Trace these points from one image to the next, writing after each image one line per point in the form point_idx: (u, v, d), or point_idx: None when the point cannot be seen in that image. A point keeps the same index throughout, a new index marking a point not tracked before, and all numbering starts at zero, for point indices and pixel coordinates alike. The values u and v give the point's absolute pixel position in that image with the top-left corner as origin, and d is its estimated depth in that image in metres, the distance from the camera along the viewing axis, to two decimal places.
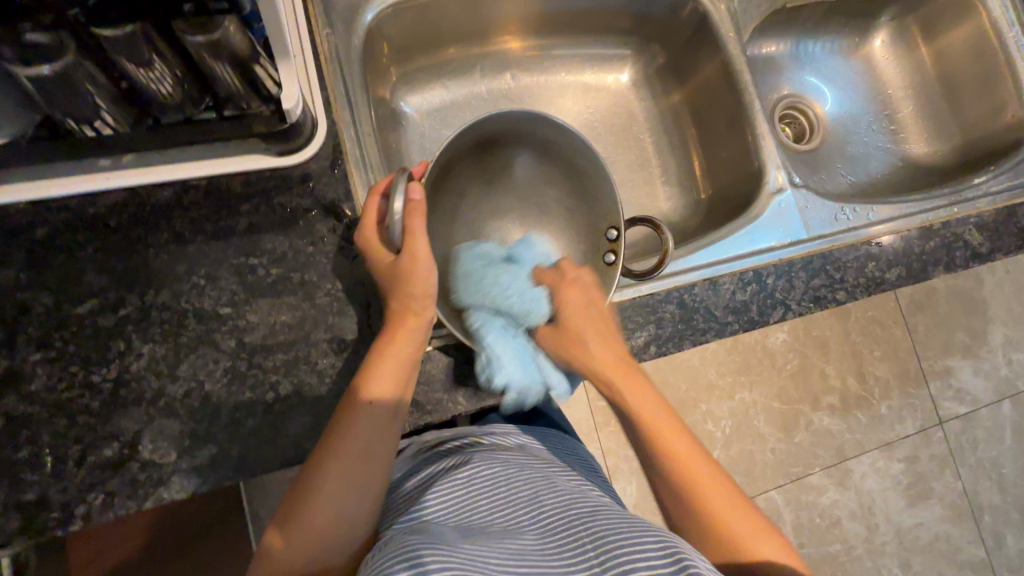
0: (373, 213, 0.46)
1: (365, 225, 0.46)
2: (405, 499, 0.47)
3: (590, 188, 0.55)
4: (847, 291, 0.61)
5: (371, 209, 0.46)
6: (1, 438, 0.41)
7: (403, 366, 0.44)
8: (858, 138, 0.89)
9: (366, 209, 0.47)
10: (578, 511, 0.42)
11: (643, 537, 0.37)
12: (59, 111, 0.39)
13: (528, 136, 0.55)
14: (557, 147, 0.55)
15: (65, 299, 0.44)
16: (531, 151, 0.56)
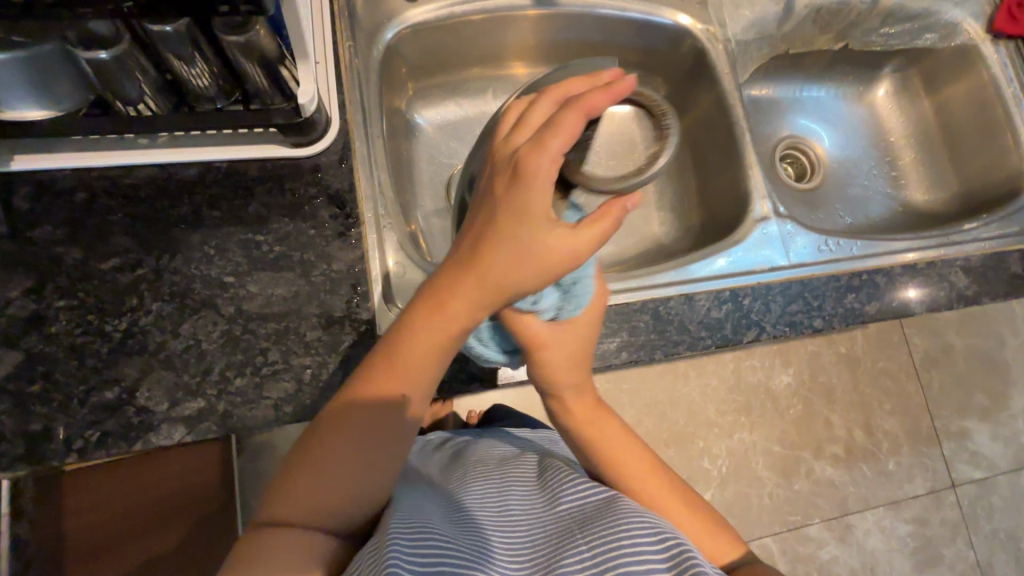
0: (570, 129, 0.38)
1: (561, 142, 0.38)
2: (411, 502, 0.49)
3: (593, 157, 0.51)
4: (824, 319, 0.63)
5: (571, 126, 0.38)
6: (21, 371, 0.46)
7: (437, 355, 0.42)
8: (858, 181, 0.91)
9: (568, 122, 0.38)
10: (570, 498, 0.45)
11: (647, 540, 0.38)
12: (109, 93, 0.46)
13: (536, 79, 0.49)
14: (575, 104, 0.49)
15: (91, 256, 0.50)
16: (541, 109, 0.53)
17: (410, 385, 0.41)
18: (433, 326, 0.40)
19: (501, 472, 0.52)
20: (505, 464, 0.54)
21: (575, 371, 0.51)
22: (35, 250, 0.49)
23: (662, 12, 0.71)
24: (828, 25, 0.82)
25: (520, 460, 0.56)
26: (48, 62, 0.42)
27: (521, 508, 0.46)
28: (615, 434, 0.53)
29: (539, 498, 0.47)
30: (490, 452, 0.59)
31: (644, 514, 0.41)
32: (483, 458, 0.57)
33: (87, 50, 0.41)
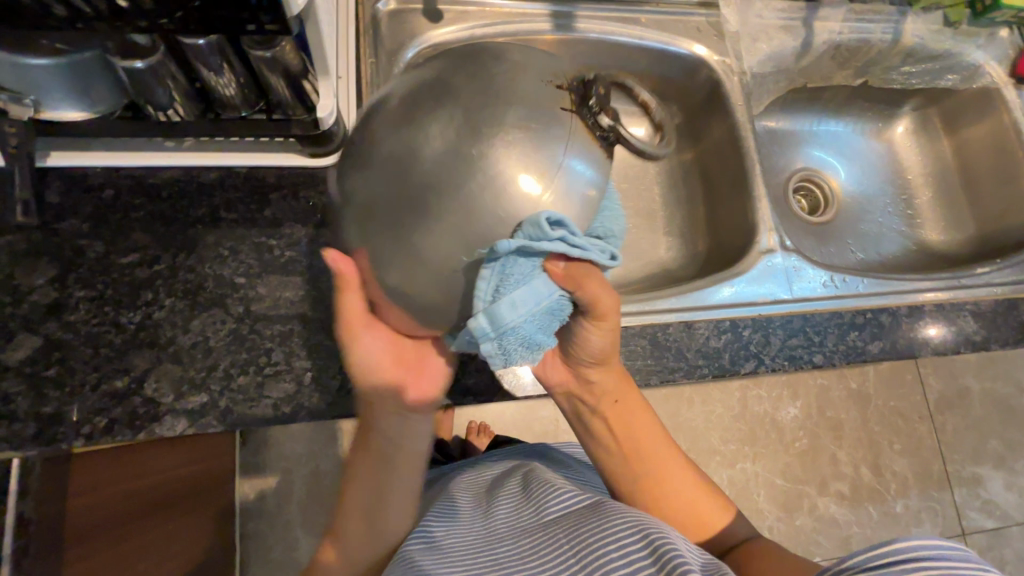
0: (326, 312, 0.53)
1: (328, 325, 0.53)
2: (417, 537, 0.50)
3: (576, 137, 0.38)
4: (824, 355, 0.62)
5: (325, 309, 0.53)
6: (38, 355, 0.48)
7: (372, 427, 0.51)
8: (872, 217, 0.89)
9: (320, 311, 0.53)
10: (555, 509, 0.45)
11: (628, 538, 0.38)
12: (143, 98, 0.49)
13: (467, 62, 0.39)
14: (535, 83, 0.38)
15: (113, 250, 0.52)
16: (468, 69, 0.39)
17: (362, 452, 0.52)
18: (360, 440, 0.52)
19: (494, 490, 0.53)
20: (495, 485, 0.55)
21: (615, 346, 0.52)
22: (62, 241, 0.52)
23: (679, 43, 0.73)
24: (847, 61, 0.82)
25: (512, 473, 0.56)
26: (88, 68, 0.46)
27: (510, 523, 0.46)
28: (645, 423, 0.54)
29: (526, 508, 0.47)
30: (482, 472, 0.59)
31: (626, 512, 0.41)
32: (477, 481, 0.57)
33: (125, 59, 0.44)
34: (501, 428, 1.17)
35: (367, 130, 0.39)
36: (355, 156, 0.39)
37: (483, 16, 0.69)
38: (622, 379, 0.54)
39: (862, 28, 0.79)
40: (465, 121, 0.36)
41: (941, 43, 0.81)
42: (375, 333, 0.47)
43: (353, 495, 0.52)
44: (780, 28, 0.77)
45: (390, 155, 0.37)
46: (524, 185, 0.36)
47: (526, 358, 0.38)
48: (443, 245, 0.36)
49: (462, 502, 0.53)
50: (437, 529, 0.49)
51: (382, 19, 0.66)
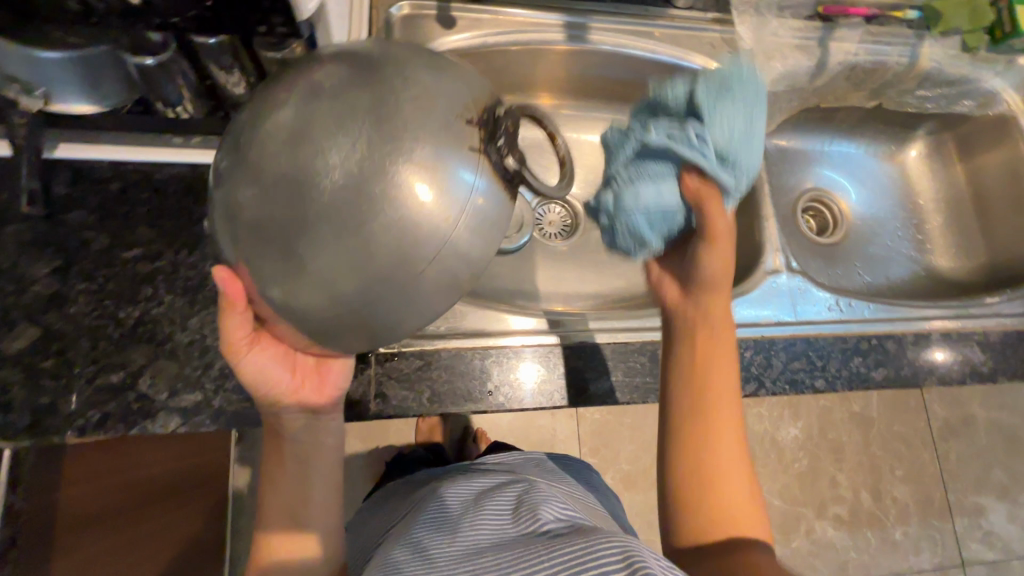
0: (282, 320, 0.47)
1: None
2: (400, 542, 0.50)
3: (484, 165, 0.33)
4: (827, 380, 0.61)
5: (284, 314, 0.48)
6: (36, 346, 0.48)
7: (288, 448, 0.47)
8: (881, 240, 0.88)
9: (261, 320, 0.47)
10: (539, 526, 0.44)
11: (606, 555, 0.37)
12: (152, 94, 0.49)
13: (364, 73, 0.32)
14: (438, 113, 0.32)
15: (116, 245, 0.52)
16: (363, 81, 0.32)
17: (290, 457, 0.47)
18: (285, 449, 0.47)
19: (483, 496, 0.52)
20: (488, 489, 0.54)
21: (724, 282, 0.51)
22: (65, 233, 0.52)
23: (693, 58, 0.72)
24: (862, 83, 0.81)
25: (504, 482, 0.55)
26: (97, 61, 0.45)
27: (491, 538, 0.45)
28: (727, 416, 0.48)
29: (509, 520, 0.46)
30: (472, 478, 0.57)
31: (610, 535, 0.40)
32: (461, 485, 0.55)
33: (136, 55, 0.43)
34: (497, 434, 1.17)
35: (239, 160, 0.31)
36: (228, 195, 0.32)
37: (497, 23, 0.68)
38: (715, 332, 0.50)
39: (879, 51, 0.78)
40: (363, 163, 0.30)
41: (959, 68, 0.80)
42: (270, 348, 0.43)
43: (293, 500, 0.47)
44: (795, 48, 0.76)
45: (272, 202, 0.30)
46: (415, 194, 0.31)
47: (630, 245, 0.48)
48: (342, 283, 0.31)
49: (451, 510, 0.51)
50: (422, 540, 0.48)
51: (395, 23, 0.66)
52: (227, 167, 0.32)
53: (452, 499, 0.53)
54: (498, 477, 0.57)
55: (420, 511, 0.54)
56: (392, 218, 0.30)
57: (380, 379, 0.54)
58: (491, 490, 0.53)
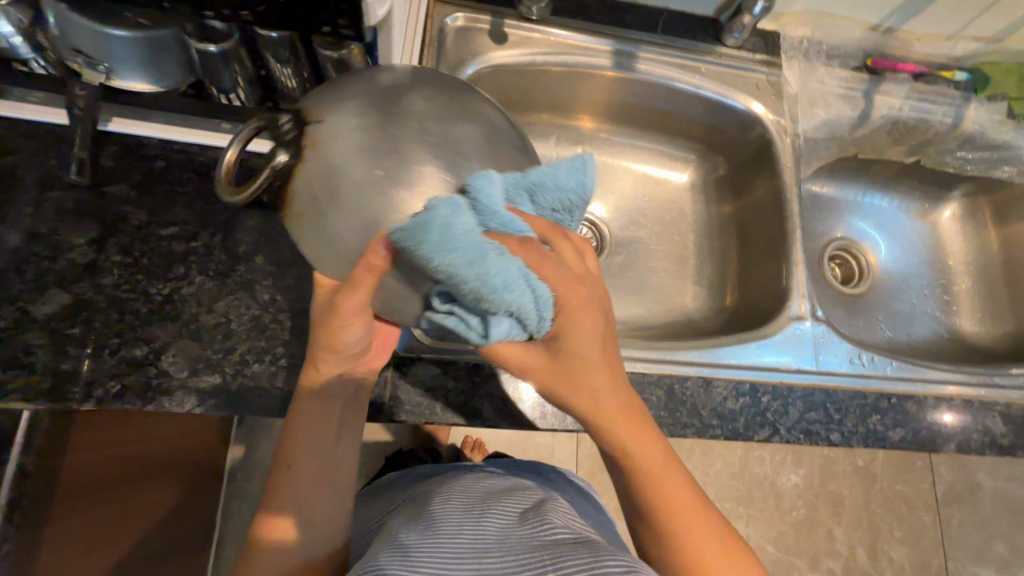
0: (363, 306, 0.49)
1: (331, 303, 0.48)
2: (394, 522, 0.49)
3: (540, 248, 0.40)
4: (842, 435, 0.60)
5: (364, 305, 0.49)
6: (65, 312, 0.49)
7: (307, 433, 0.47)
8: (907, 297, 0.87)
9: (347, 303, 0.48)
10: (542, 527, 0.43)
11: (605, 563, 0.36)
12: (208, 79, 0.51)
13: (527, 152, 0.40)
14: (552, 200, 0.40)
15: (155, 221, 0.53)
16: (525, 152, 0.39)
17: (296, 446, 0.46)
18: (300, 430, 0.46)
19: (485, 495, 0.51)
20: (493, 490, 0.52)
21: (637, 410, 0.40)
22: (107, 204, 0.53)
23: (737, 97, 0.73)
24: (902, 138, 0.81)
25: (510, 486, 0.54)
26: (163, 43, 0.46)
27: (489, 529, 0.44)
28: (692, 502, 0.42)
29: (510, 518, 0.45)
30: (480, 478, 0.57)
31: (613, 552, 0.38)
32: (467, 484, 0.54)
33: (199, 42, 0.45)
34: (496, 445, 1.16)
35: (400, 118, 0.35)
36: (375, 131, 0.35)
37: (547, 43, 0.69)
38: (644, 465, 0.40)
39: (924, 108, 0.78)
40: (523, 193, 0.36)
41: (1003, 133, 0.79)
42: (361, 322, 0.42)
43: (289, 484, 0.46)
44: (839, 97, 0.76)
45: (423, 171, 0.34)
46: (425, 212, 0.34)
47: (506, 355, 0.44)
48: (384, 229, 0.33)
49: (452, 504, 0.49)
50: (418, 522, 0.47)
51: (448, 31, 0.67)
52: (381, 107, 0.36)
53: (451, 492, 0.52)
54: (504, 481, 0.55)
55: (421, 501, 0.53)
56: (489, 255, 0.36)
57: (395, 383, 0.54)
58: (493, 491, 0.52)
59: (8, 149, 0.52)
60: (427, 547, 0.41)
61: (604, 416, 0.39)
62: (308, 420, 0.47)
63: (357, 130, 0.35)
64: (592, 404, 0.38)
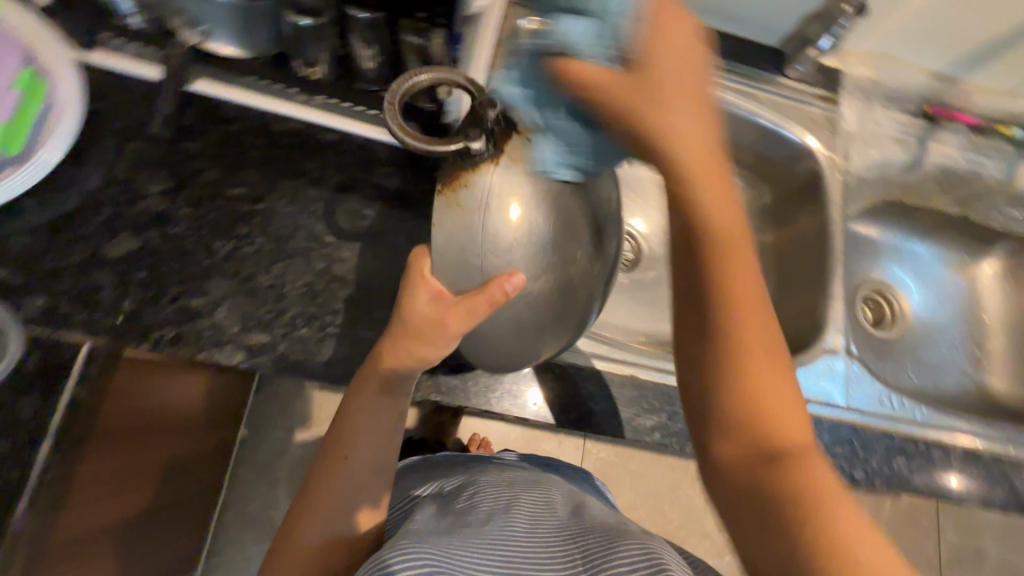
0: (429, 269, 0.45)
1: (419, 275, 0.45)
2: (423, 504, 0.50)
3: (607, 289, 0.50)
4: (866, 473, 0.60)
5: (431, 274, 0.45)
6: (134, 256, 0.51)
7: (360, 428, 0.49)
8: (937, 347, 0.87)
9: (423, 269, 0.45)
10: (568, 523, 0.45)
11: (632, 555, 0.37)
12: (294, 52, 0.52)
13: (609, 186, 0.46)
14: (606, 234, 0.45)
15: (225, 180, 0.55)
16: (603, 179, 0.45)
17: (349, 441, 0.49)
18: (355, 424, 0.49)
19: (510, 481, 0.52)
20: (520, 479, 0.54)
21: (716, 178, 0.35)
22: (183, 159, 0.55)
23: (793, 128, 0.73)
24: (951, 189, 0.81)
25: (536, 478, 0.55)
26: (260, 13, 0.49)
27: (517, 510, 0.45)
28: (770, 360, 0.36)
29: (536, 507, 0.47)
30: (506, 468, 0.58)
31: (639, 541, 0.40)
32: (496, 473, 0.55)
33: (296, 16, 0.47)
34: (502, 446, 1.16)
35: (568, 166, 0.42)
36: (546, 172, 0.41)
37: None
38: (700, 270, 0.35)
39: (978, 161, 0.78)
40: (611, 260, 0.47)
41: None
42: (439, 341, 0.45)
43: (332, 467, 0.48)
44: (894, 140, 0.76)
45: (570, 218, 0.42)
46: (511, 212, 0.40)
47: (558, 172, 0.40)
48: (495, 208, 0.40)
49: (481, 485, 0.51)
50: (446, 503, 0.48)
51: None
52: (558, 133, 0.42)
53: (478, 478, 0.54)
54: (530, 473, 0.56)
55: (448, 484, 0.54)
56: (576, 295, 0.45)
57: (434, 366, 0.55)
58: (520, 479, 0.53)
59: (100, 96, 0.54)
60: (454, 536, 0.40)
61: (690, 167, 0.34)
62: (369, 412, 0.49)
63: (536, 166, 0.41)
64: (678, 158, 0.34)
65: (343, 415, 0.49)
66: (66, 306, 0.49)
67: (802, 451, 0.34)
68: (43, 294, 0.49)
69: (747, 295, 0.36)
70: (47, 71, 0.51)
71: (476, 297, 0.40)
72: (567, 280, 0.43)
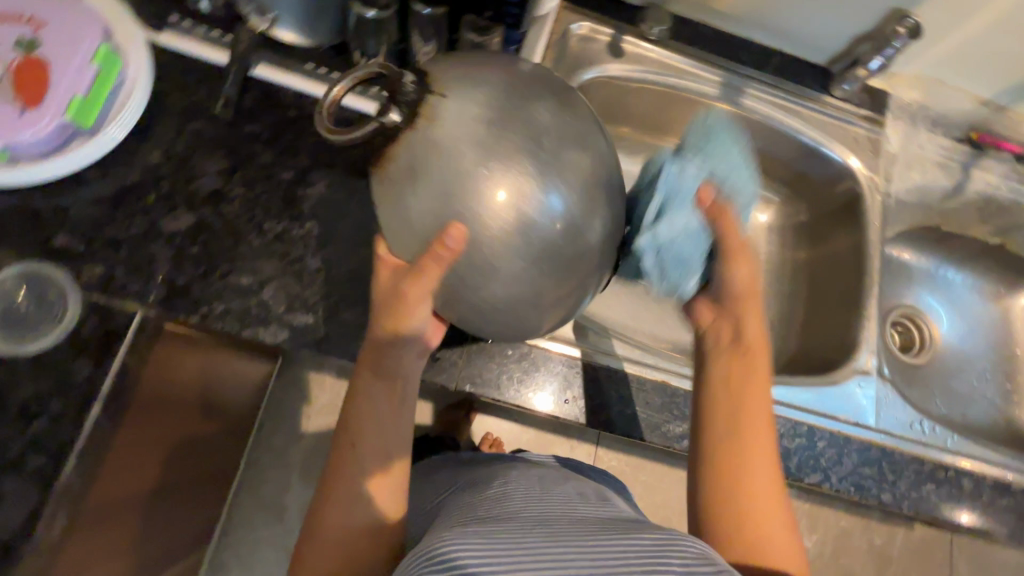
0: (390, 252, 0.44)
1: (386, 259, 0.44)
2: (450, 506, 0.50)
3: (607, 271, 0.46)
4: (893, 496, 0.60)
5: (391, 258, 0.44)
6: (190, 232, 0.53)
7: (364, 417, 0.48)
8: (967, 377, 0.85)
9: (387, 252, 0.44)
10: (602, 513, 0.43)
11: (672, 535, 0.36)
12: (354, 43, 0.54)
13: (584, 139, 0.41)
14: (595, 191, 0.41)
15: (279, 164, 0.57)
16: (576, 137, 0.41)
17: (356, 433, 0.48)
18: (360, 413, 0.48)
19: (538, 480, 0.51)
20: (546, 478, 0.53)
21: (752, 325, 0.51)
22: (239, 141, 0.56)
23: (835, 147, 0.73)
24: (992, 217, 0.80)
25: (561, 478, 0.54)
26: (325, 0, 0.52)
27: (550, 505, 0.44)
28: (760, 418, 0.48)
29: (568, 501, 0.46)
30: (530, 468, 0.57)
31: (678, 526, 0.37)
32: (520, 473, 0.54)
33: (359, 7, 0.49)
34: (514, 446, 1.16)
35: (519, 117, 0.39)
36: (495, 130, 0.38)
37: (661, 64, 0.71)
38: (740, 358, 0.50)
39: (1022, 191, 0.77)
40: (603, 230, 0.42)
41: None
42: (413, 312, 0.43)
43: (346, 458, 0.48)
44: (936, 165, 0.76)
45: (553, 182, 0.39)
46: (496, 195, 0.38)
47: (671, 271, 0.48)
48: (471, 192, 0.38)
49: (509, 484, 0.50)
50: (475, 499, 0.48)
51: (571, 37, 0.69)
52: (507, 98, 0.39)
53: (505, 476, 0.53)
54: (555, 473, 0.55)
55: (471, 484, 0.54)
56: (563, 257, 0.40)
57: (471, 358, 0.56)
58: (547, 479, 0.52)
59: (166, 76, 0.56)
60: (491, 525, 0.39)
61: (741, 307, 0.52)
62: (372, 401, 0.48)
63: (480, 123, 0.38)
64: (747, 313, 0.51)
65: (350, 406, 0.49)
66: (122, 276, 0.50)
67: (753, 469, 0.46)
68: (101, 263, 0.50)
69: (764, 394, 0.49)
70: (123, 53, 0.54)
71: (430, 271, 0.39)
72: (546, 241, 0.39)
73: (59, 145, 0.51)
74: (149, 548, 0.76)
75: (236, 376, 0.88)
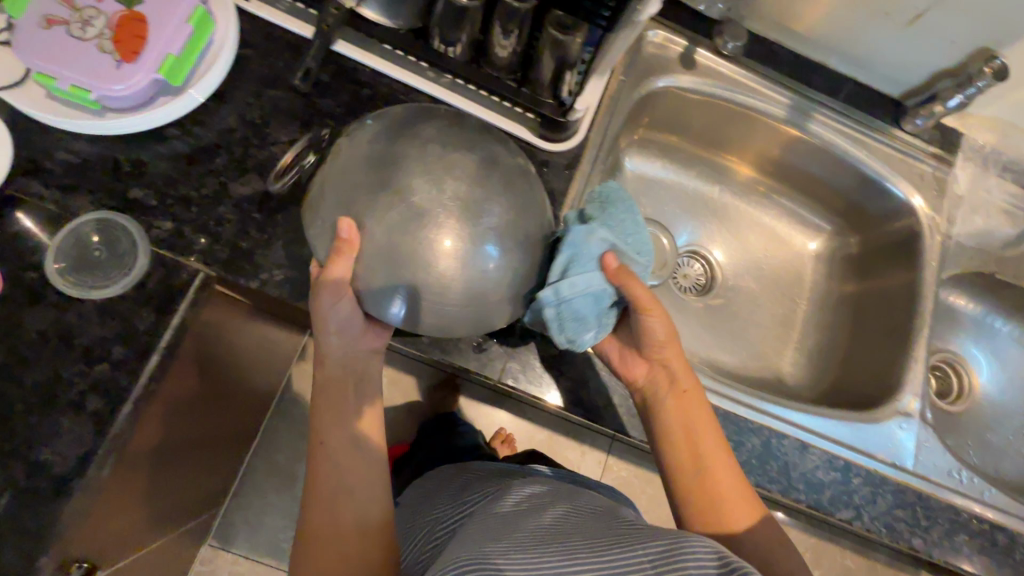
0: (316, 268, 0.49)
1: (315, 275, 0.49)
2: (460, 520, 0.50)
3: (530, 271, 0.45)
4: (924, 542, 0.59)
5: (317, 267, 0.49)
6: (257, 197, 0.54)
7: (327, 413, 0.52)
8: (1003, 431, 0.83)
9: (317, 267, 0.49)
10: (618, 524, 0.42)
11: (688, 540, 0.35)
12: (437, 28, 0.55)
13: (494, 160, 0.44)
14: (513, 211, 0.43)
15: None
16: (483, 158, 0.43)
17: (325, 434, 0.52)
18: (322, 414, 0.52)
19: (548, 493, 0.51)
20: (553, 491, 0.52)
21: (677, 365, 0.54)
22: (311, 113, 0.57)
23: (899, 183, 0.72)
24: None
25: (566, 490, 0.53)
26: None
27: (566, 518, 0.44)
28: (704, 436, 0.52)
29: (582, 515, 0.45)
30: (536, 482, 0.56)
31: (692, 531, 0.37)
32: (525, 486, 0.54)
33: None
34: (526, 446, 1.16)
35: (409, 136, 0.43)
36: (390, 148, 0.42)
37: (732, 80, 0.70)
38: (675, 383, 0.54)
39: None
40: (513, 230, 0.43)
41: None
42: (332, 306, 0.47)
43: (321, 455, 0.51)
44: (1001, 211, 0.74)
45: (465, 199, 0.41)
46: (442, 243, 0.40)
47: (574, 330, 0.48)
48: (380, 212, 0.41)
49: (522, 494, 0.50)
50: (492, 508, 0.48)
51: (646, 43, 0.69)
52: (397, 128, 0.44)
53: (510, 489, 0.53)
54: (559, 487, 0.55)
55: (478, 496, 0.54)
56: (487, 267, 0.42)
57: (515, 354, 0.57)
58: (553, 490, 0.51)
59: (251, 44, 0.57)
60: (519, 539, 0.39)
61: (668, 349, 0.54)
62: (335, 406, 0.52)
63: (373, 144, 0.43)
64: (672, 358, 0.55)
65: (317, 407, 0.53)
66: (188, 234, 0.51)
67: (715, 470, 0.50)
68: (169, 219, 0.51)
69: (701, 419, 0.53)
70: (213, 14, 0.55)
71: (338, 267, 0.43)
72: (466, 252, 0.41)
73: (147, 100, 0.53)
74: (171, 502, 0.77)
75: (269, 344, 0.90)
